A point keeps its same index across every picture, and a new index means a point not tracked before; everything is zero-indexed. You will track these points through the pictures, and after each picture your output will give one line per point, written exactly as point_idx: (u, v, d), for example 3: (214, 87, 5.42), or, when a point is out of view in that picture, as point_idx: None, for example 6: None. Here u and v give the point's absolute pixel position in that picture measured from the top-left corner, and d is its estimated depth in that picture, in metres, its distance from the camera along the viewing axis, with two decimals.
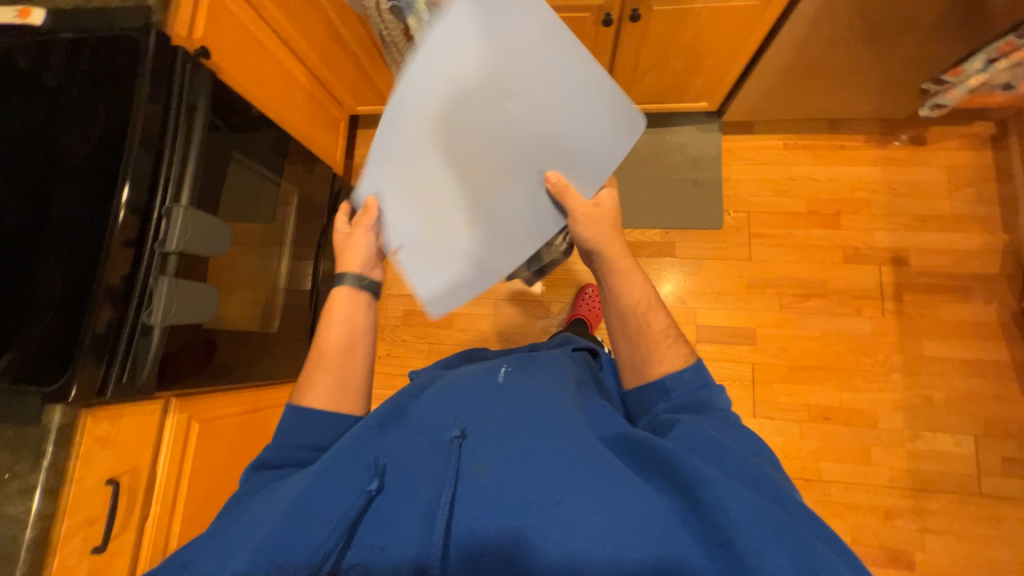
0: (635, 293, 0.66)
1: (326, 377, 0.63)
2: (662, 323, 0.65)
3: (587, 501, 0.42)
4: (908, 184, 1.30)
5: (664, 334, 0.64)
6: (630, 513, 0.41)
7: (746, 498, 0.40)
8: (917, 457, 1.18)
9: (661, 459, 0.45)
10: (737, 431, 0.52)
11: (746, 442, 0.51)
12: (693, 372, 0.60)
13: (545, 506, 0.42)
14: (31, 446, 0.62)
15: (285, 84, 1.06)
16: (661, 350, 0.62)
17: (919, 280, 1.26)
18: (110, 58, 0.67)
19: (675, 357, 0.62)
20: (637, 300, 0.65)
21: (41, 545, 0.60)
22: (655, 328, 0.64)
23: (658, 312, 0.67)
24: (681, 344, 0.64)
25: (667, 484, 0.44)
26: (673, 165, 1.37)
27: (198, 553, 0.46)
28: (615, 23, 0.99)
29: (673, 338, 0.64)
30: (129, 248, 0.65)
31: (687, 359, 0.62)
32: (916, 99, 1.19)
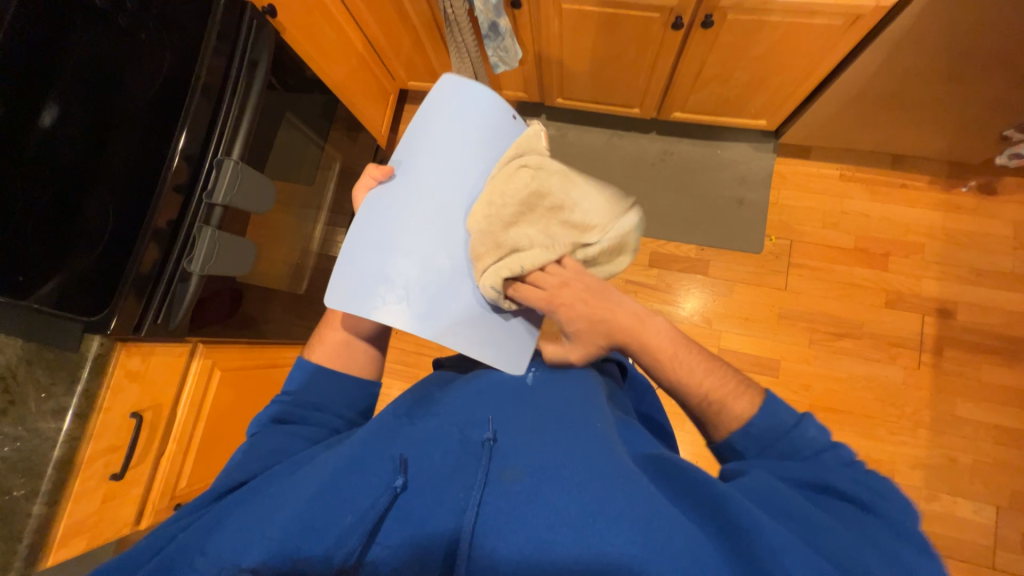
0: (664, 361, 0.53)
1: (337, 334, 0.65)
2: (707, 376, 0.51)
3: (613, 521, 0.40)
4: (969, 235, 1.23)
5: (716, 389, 0.50)
6: (660, 540, 0.38)
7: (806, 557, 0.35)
8: (930, 518, 1.13)
9: (707, 497, 0.40)
10: (829, 468, 0.42)
11: (853, 484, 0.40)
12: (764, 415, 0.46)
13: (574, 530, 0.41)
14: (69, 369, 0.65)
15: (343, 49, 1.06)
16: (720, 418, 0.49)
17: (963, 335, 1.20)
18: (182, 6, 0.68)
19: (736, 421, 0.48)
20: (670, 372, 0.53)
21: (67, 464, 0.64)
22: (701, 394, 0.51)
23: (698, 359, 0.53)
24: (742, 389, 0.50)
25: (711, 522, 0.40)
26: (719, 181, 1.32)
27: (229, 515, 0.49)
28: (684, 27, 0.95)
29: (727, 387, 0.50)
30: (179, 194, 0.67)
31: (750, 413, 0.47)
32: (993, 145, 1.12)
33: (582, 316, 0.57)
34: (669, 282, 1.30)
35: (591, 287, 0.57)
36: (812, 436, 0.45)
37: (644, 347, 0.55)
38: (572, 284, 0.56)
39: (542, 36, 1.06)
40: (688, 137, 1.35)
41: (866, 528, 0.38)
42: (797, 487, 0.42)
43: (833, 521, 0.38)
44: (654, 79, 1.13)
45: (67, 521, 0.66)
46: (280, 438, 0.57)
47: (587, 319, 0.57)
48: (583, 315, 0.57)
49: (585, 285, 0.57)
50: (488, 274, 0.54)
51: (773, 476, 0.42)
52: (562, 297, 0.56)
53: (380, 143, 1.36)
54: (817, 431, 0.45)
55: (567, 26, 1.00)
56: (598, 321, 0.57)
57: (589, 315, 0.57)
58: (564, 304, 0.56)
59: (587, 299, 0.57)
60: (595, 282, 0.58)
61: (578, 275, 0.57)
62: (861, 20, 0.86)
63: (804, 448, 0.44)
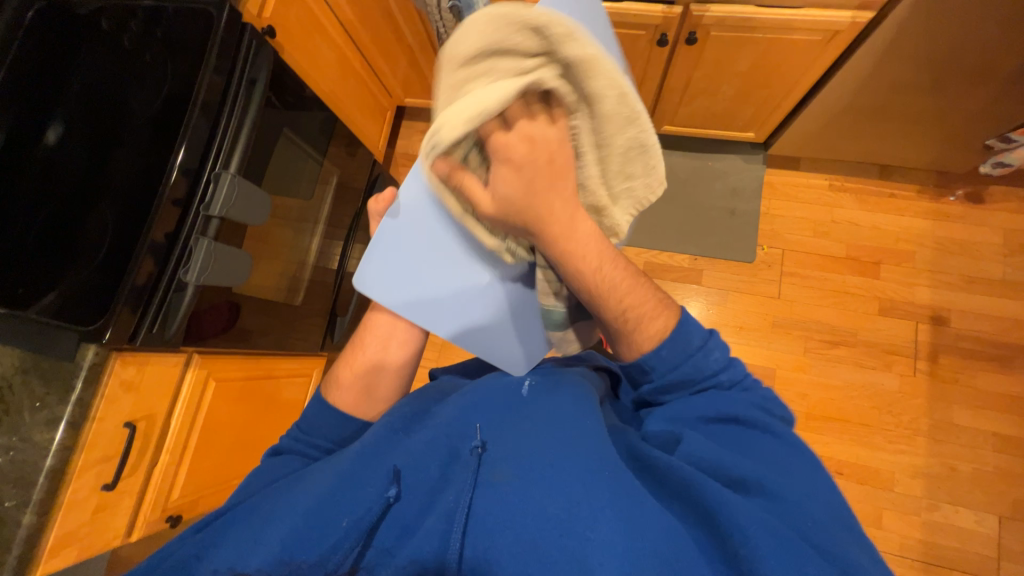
0: (589, 274, 0.45)
1: (355, 382, 0.62)
2: (628, 294, 0.47)
3: (603, 513, 0.42)
4: (958, 242, 1.24)
5: (635, 306, 0.48)
6: (644, 530, 0.41)
7: (766, 527, 0.38)
8: (931, 527, 1.12)
9: (664, 473, 0.45)
10: (743, 405, 0.47)
11: (749, 411, 0.47)
12: (675, 341, 0.47)
13: (560, 523, 0.43)
14: (64, 377, 0.65)
15: (340, 67, 1.09)
16: (633, 335, 0.49)
17: (957, 342, 1.20)
18: (184, 26, 0.71)
19: (652, 340, 0.48)
20: (589, 286, 0.46)
21: (59, 474, 0.64)
22: (623, 311, 0.47)
23: (621, 272, 0.47)
24: (659, 309, 0.49)
25: (686, 509, 0.43)
26: (710, 193, 1.35)
27: (227, 539, 0.49)
28: (670, 43, 0.98)
29: (647, 306, 0.48)
30: (177, 208, 0.69)
31: (668, 330, 0.48)
32: (977, 155, 1.14)
33: (515, 187, 0.41)
34: (663, 292, 1.31)
35: (549, 161, 0.41)
36: (715, 356, 0.48)
37: (573, 251, 0.44)
38: (536, 150, 0.40)
39: None
40: (680, 150, 1.37)
41: (788, 459, 0.44)
42: (708, 423, 0.47)
43: (757, 465, 0.43)
44: (643, 93, 1.16)
45: (57, 532, 0.66)
46: (281, 463, 0.59)
47: (519, 193, 0.41)
48: (518, 187, 0.41)
49: (539, 161, 0.41)
50: (447, 118, 0.35)
51: (706, 439, 0.46)
52: (506, 148, 0.40)
53: (378, 157, 1.38)
54: (722, 350, 0.49)
55: None
56: (529, 205, 0.42)
57: (519, 197, 0.42)
58: (512, 164, 0.40)
59: (538, 173, 0.41)
60: (559, 162, 0.42)
61: (549, 142, 0.41)
62: (840, 35, 0.89)
63: (706, 369, 0.48)
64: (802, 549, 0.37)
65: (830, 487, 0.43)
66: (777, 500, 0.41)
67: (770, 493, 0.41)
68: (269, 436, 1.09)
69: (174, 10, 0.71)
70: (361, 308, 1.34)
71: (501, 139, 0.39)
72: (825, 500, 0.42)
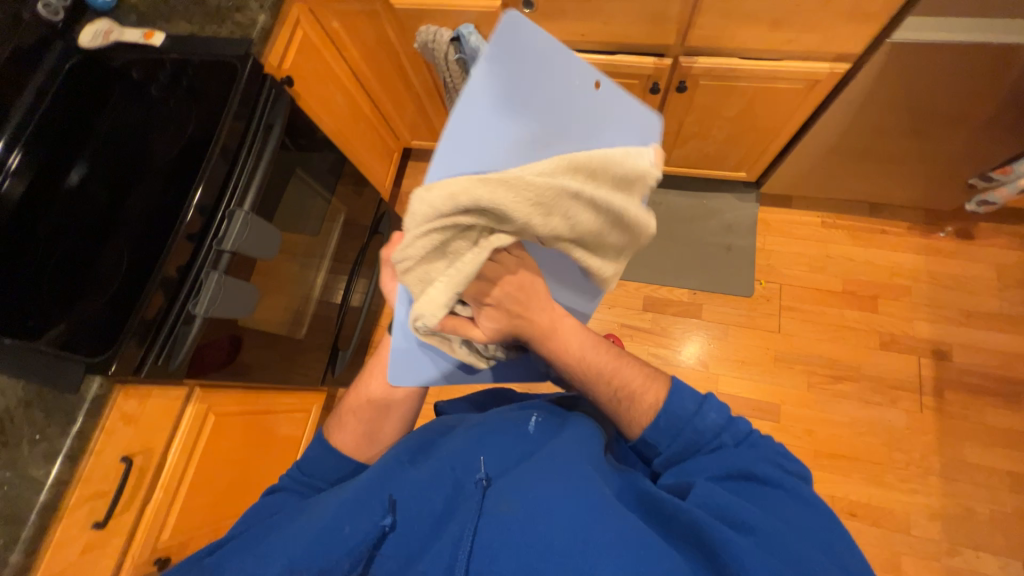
0: (576, 363, 0.50)
1: (358, 425, 0.62)
2: (618, 375, 0.51)
3: (603, 551, 0.41)
4: (952, 277, 1.26)
5: (624, 386, 0.51)
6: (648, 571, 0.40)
7: (773, 569, 0.39)
8: (952, 573, 1.06)
9: (672, 515, 0.44)
10: (750, 457, 0.46)
11: (759, 463, 0.46)
12: (671, 410, 0.49)
13: (565, 559, 0.42)
14: (65, 410, 0.65)
15: (351, 112, 1.16)
16: (628, 418, 0.51)
17: (962, 377, 1.19)
18: (208, 77, 0.77)
19: (646, 416, 0.50)
20: (580, 376, 0.51)
21: (51, 510, 0.63)
22: (614, 392, 0.51)
23: (609, 356, 0.51)
24: (648, 381, 0.51)
25: (688, 546, 0.43)
26: (706, 229, 1.38)
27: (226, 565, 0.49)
28: (661, 91, 1.05)
29: (636, 382, 0.51)
30: (191, 242, 0.71)
31: (661, 402, 0.50)
32: (962, 193, 1.18)
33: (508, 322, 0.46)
34: (664, 326, 1.32)
35: (532, 290, 0.45)
36: (712, 418, 0.48)
37: (560, 348, 0.50)
38: (521, 286, 0.45)
39: None
40: (675, 189, 1.42)
41: (799, 514, 0.43)
42: (718, 480, 0.46)
43: (770, 518, 0.42)
44: None
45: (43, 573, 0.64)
46: (278, 501, 0.59)
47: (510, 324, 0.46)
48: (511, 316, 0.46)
49: (527, 290, 0.45)
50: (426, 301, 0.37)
51: (709, 480, 0.46)
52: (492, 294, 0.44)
53: (384, 195, 1.43)
54: (718, 412, 0.49)
55: None
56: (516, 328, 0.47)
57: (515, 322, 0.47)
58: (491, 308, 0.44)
59: (517, 303, 0.45)
60: (534, 285, 0.45)
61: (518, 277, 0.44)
62: (819, 84, 0.95)
63: (706, 433, 0.48)
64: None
65: (848, 543, 0.42)
66: (782, 548, 0.40)
67: (774, 538, 0.41)
68: (265, 474, 1.07)
69: (199, 61, 0.76)
70: (363, 342, 1.34)
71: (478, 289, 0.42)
72: (842, 559, 0.40)
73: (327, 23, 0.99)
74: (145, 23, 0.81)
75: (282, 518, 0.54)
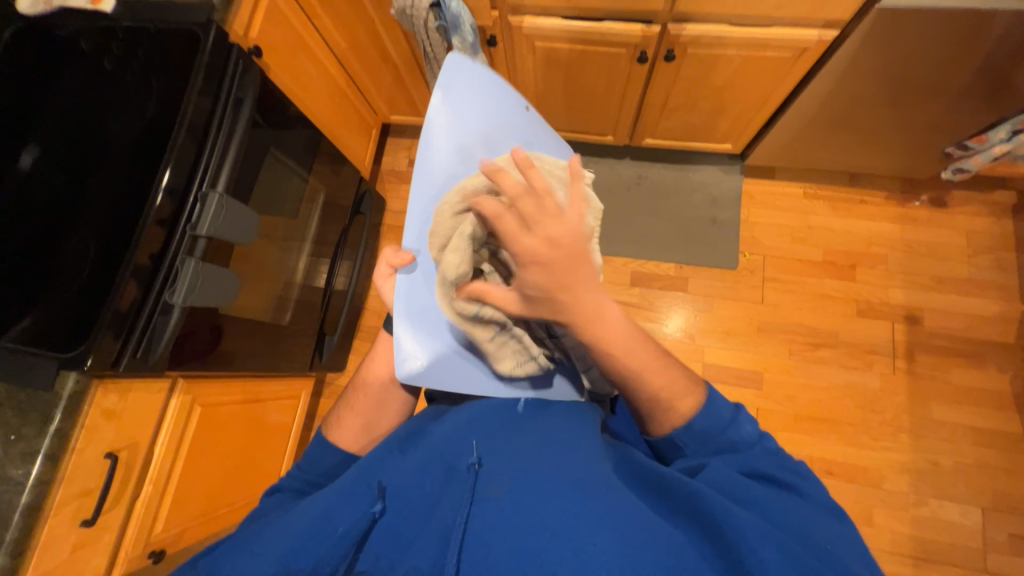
0: (621, 360, 0.47)
1: (356, 418, 0.64)
2: (662, 375, 0.49)
3: (599, 525, 0.41)
4: (926, 245, 1.31)
5: (667, 387, 0.49)
6: (643, 544, 0.40)
7: (774, 540, 0.39)
8: (919, 522, 1.14)
9: (671, 486, 0.45)
10: (766, 459, 0.48)
11: (780, 469, 0.48)
12: (708, 415, 0.50)
13: (557, 535, 0.41)
14: (41, 410, 0.62)
15: (326, 86, 1.10)
16: (665, 416, 0.50)
17: (931, 340, 1.25)
18: (168, 48, 0.71)
19: (682, 417, 0.50)
20: (627, 373, 0.48)
21: (35, 512, 0.61)
22: (656, 392, 0.49)
23: (655, 356, 0.49)
24: (689, 387, 0.51)
25: (689, 520, 0.43)
26: (692, 203, 1.38)
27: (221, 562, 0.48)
28: (649, 60, 1.02)
29: (678, 386, 0.50)
30: (162, 227, 0.67)
31: (694, 411, 0.50)
32: (938, 162, 1.20)
33: (545, 282, 0.43)
34: (651, 300, 1.34)
35: (577, 249, 0.43)
36: (746, 429, 0.50)
37: (606, 339, 0.46)
38: (560, 239, 0.42)
39: (517, 70, 1.13)
40: (660, 162, 1.42)
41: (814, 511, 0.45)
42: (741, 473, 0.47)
43: (777, 506, 0.44)
44: (624, 109, 1.20)
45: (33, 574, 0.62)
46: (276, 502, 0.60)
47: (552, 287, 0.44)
48: (550, 277, 0.43)
49: (565, 248, 0.42)
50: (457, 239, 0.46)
51: (730, 469, 0.47)
52: (529, 244, 0.42)
53: (364, 173, 1.38)
54: (751, 423, 0.51)
55: (540, 61, 1.07)
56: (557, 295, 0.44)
57: (552, 285, 0.43)
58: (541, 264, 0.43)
59: (564, 268, 0.43)
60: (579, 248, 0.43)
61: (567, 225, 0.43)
62: (807, 53, 0.94)
63: (739, 441, 0.50)
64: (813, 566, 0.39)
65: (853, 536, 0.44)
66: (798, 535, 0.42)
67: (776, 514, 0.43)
68: (257, 463, 1.05)
69: (156, 30, 0.70)
70: (349, 326, 1.32)
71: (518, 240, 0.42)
72: (857, 554, 0.42)
73: None
74: None
75: (280, 513, 0.54)
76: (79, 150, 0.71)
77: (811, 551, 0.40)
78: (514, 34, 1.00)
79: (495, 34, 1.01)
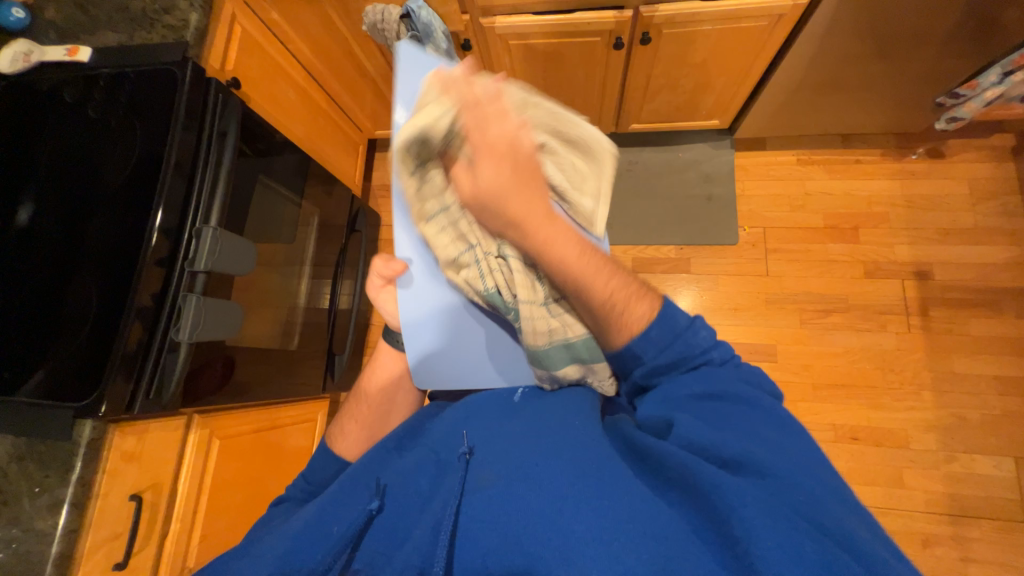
0: (570, 263, 0.46)
1: (360, 429, 0.65)
2: (612, 277, 0.48)
3: (589, 502, 0.41)
4: (927, 198, 1.29)
5: (621, 291, 0.49)
6: (632, 512, 0.40)
7: (768, 506, 0.37)
8: (952, 479, 1.12)
9: (661, 459, 0.44)
10: (723, 375, 0.48)
11: (738, 385, 0.48)
12: (663, 320, 0.49)
13: (542, 517, 0.42)
14: (62, 460, 0.63)
15: (307, 109, 1.10)
16: (620, 318, 0.49)
17: (945, 294, 1.23)
18: (149, 88, 0.71)
19: (636, 323, 0.49)
20: (580, 271, 0.47)
21: (66, 560, 0.61)
22: (609, 296, 0.48)
23: (606, 264, 0.48)
24: (641, 293, 0.50)
25: (679, 490, 0.42)
26: (685, 182, 1.38)
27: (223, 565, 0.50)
28: (626, 46, 1.02)
29: (628, 292, 0.49)
30: (161, 267, 0.67)
31: (652, 314, 0.49)
32: (930, 113, 1.19)
33: (500, 176, 0.45)
34: (656, 285, 1.33)
35: (526, 165, 0.46)
36: (702, 335, 0.49)
37: (553, 243, 0.47)
38: (508, 147, 0.45)
39: (495, 71, 1.12)
40: (648, 145, 1.41)
41: (789, 444, 0.43)
42: (699, 400, 0.47)
43: (757, 445, 0.42)
44: (607, 97, 1.19)
45: None
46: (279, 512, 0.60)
47: (494, 184, 0.46)
48: (496, 176, 0.45)
49: (516, 159, 0.46)
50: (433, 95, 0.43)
51: (695, 419, 0.45)
52: (483, 138, 0.45)
53: (356, 191, 1.38)
54: (708, 329, 0.50)
55: (517, 58, 1.07)
56: (505, 194, 0.46)
57: (496, 187, 0.46)
58: (487, 156, 0.45)
59: (513, 165, 0.46)
60: (529, 163, 0.47)
61: (521, 144, 0.46)
62: (784, 19, 0.93)
63: (695, 347, 0.49)
64: (803, 528, 0.36)
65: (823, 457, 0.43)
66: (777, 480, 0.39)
67: (765, 471, 0.40)
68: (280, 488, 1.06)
69: (136, 74, 0.71)
70: (358, 344, 1.33)
71: (473, 129, 0.44)
72: (849, 501, 0.40)
73: (265, 15, 0.91)
74: (68, 39, 0.74)
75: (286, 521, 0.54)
76: (73, 201, 0.71)
77: (804, 508, 0.37)
78: (487, 35, 1.00)
79: (469, 38, 1.01)
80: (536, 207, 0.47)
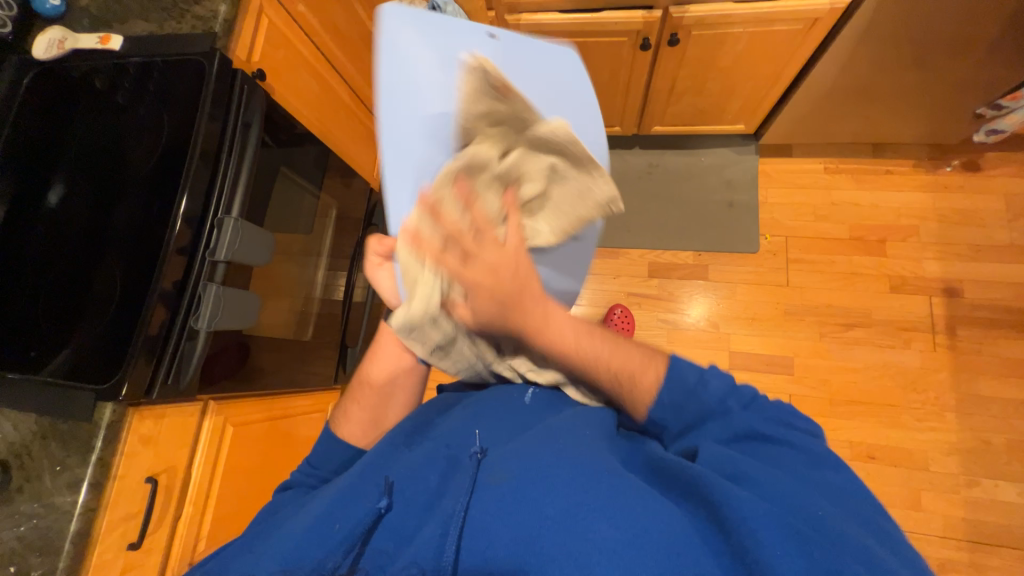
0: (576, 356, 0.48)
1: (363, 413, 0.65)
2: (615, 355, 0.49)
3: (599, 510, 0.40)
4: (960, 212, 1.24)
5: (627, 366, 0.49)
6: (648, 525, 0.39)
7: (783, 525, 0.37)
8: (973, 504, 1.09)
9: (678, 473, 0.43)
10: (742, 416, 0.46)
11: (762, 424, 0.46)
12: (672, 385, 0.47)
13: (558, 523, 0.41)
14: (82, 440, 0.64)
15: (329, 101, 1.10)
16: (634, 397, 0.48)
17: (974, 312, 1.18)
18: (177, 78, 0.72)
19: (649, 393, 0.48)
20: (580, 362, 0.48)
21: (83, 538, 0.63)
22: (615, 376, 0.49)
23: (603, 338, 0.49)
24: (647, 360, 0.49)
25: (694, 503, 0.41)
26: (707, 187, 1.35)
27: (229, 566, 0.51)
28: (652, 47, 1.00)
29: (636, 364, 0.49)
30: (183, 256, 0.68)
31: (659, 381, 0.48)
32: (969, 124, 1.14)
33: (496, 313, 0.44)
34: (671, 290, 1.31)
35: (518, 273, 0.42)
36: (715, 385, 0.47)
37: (556, 344, 0.47)
38: (498, 269, 0.41)
39: None
40: (670, 148, 1.38)
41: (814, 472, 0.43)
42: (727, 443, 0.46)
43: (781, 473, 0.41)
44: (630, 98, 1.17)
45: None
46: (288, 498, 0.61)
47: (497, 313, 0.44)
48: (494, 309, 0.43)
49: (509, 276, 0.42)
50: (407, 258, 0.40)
51: (716, 445, 0.45)
52: (471, 278, 0.41)
53: (373, 184, 1.38)
54: (720, 378, 0.48)
55: None
56: (506, 314, 0.44)
57: (496, 316, 0.44)
58: (481, 291, 0.42)
59: (508, 289, 0.42)
60: (525, 267, 0.43)
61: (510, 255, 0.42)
62: (819, 23, 0.90)
63: (711, 401, 0.47)
64: (823, 545, 0.36)
65: (847, 477, 0.43)
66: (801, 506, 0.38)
67: (791, 496, 0.39)
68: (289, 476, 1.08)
69: (163, 63, 0.72)
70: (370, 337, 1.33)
71: (462, 273, 0.41)
72: (884, 529, 0.39)
73: (291, 7, 0.92)
74: (100, 27, 0.76)
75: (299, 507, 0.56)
76: (101, 186, 0.73)
77: (832, 531, 0.36)
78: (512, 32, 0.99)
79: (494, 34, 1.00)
80: (534, 310, 0.45)
